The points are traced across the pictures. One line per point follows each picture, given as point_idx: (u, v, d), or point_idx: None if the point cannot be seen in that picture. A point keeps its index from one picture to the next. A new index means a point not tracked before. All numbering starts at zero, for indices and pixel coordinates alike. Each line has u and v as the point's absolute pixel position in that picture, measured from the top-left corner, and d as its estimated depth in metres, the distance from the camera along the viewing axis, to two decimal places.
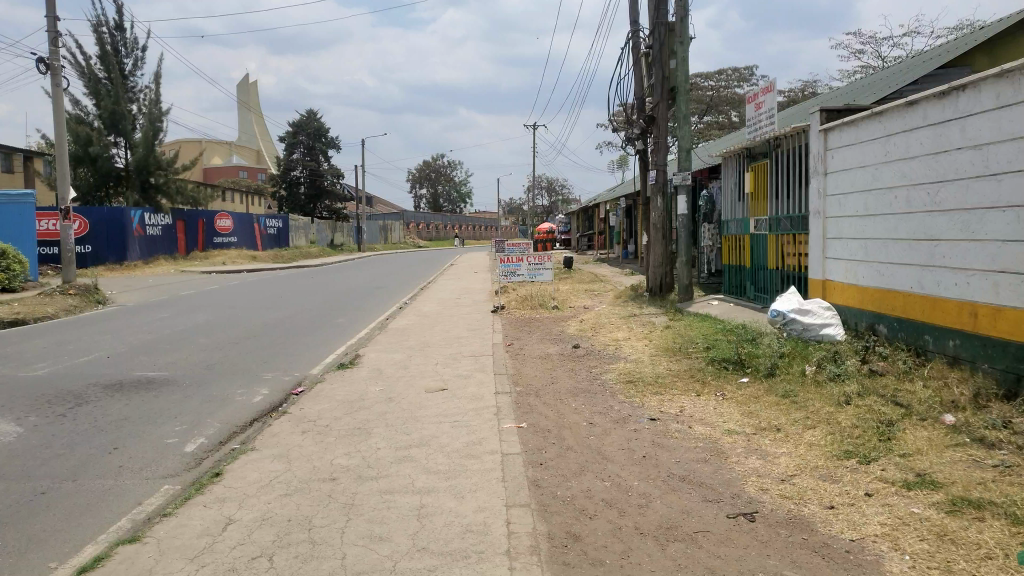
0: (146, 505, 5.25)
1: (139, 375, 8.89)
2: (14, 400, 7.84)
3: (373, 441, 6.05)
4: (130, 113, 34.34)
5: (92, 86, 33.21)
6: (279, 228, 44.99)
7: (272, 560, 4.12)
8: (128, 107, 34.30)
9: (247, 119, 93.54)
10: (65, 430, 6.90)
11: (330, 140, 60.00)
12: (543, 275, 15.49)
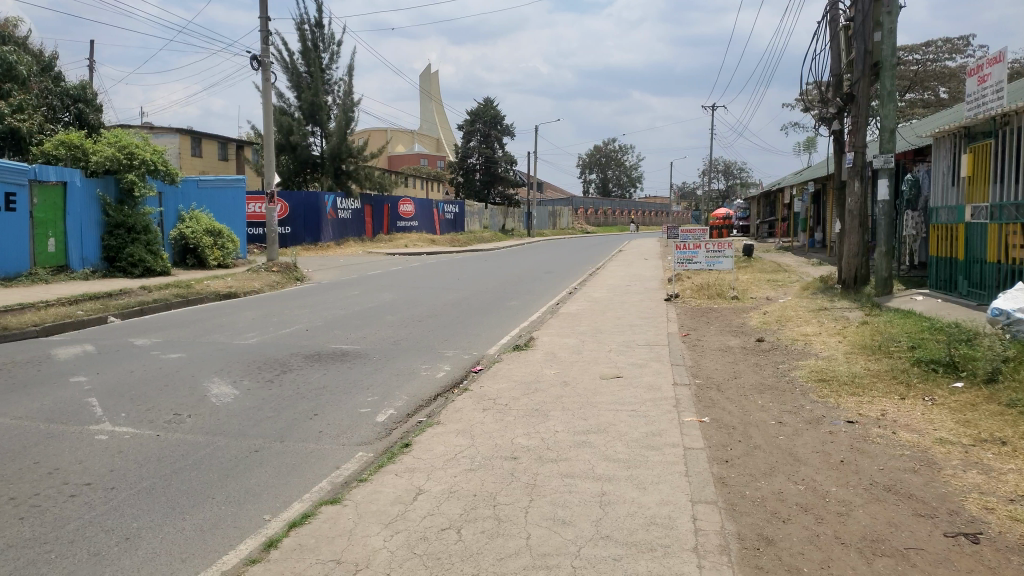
0: (343, 470, 5.64)
1: (334, 348, 9.55)
2: (231, 364, 8.70)
3: (551, 423, 6.09)
4: (326, 105, 36.93)
5: (295, 80, 36.04)
6: (456, 213, 46.71)
7: (461, 533, 4.27)
8: (325, 99, 36.89)
9: (427, 108, 97.81)
10: (273, 394, 7.57)
11: (506, 127, 61.37)
12: (722, 263, 14.91)
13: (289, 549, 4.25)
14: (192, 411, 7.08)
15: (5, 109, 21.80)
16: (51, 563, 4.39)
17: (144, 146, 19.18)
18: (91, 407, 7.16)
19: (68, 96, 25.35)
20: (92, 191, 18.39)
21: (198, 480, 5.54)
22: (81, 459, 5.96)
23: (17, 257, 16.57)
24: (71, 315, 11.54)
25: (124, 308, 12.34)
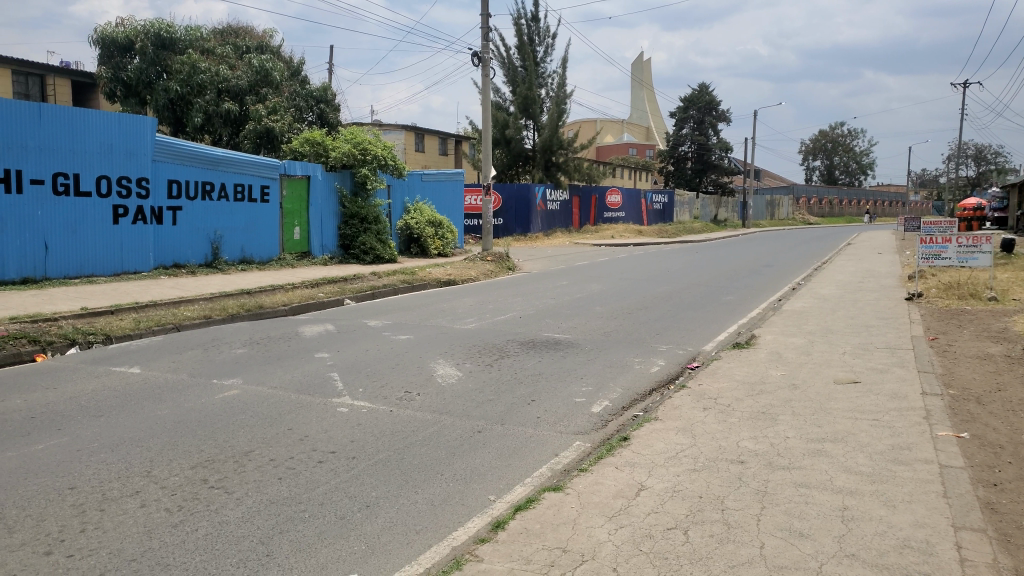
0: (562, 458, 5.68)
1: (548, 336, 9.69)
2: (454, 348, 9.13)
3: (781, 428, 5.72)
4: (540, 98, 37.81)
5: (511, 75, 37.31)
6: (665, 204, 45.91)
7: (688, 535, 4.12)
8: (538, 92, 37.76)
9: (639, 97, 97.10)
10: (492, 378, 7.83)
11: (721, 113, 59.28)
12: (977, 259, 13.23)
13: (516, 532, 4.35)
14: (420, 390, 7.50)
15: (262, 112, 24.60)
16: (305, 522, 4.85)
17: (376, 142, 20.71)
18: (333, 381, 7.84)
19: (312, 98, 28.00)
20: (332, 184, 20.22)
21: (428, 457, 5.84)
22: (327, 428, 6.52)
23: (269, 243, 18.67)
24: (314, 296, 12.76)
25: (358, 292, 13.43)
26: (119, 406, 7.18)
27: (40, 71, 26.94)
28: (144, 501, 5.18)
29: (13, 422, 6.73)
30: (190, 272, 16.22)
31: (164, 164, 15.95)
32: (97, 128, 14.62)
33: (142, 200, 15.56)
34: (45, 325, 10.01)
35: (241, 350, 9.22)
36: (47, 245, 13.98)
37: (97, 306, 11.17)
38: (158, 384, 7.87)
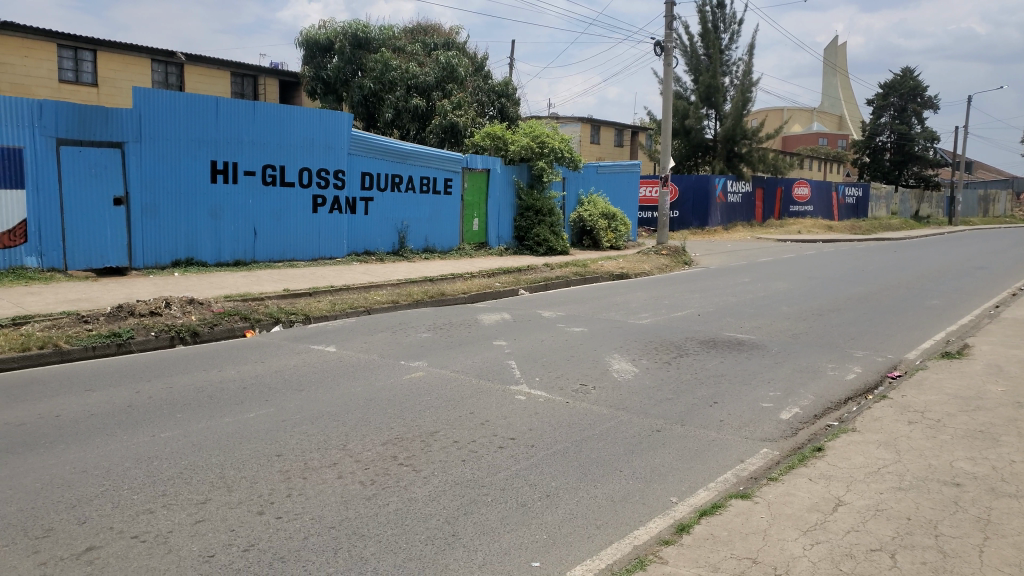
0: (748, 464, 5.44)
1: (730, 336, 9.32)
2: (630, 343, 9.01)
3: (1004, 451, 5.13)
4: (723, 86, 36.51)
5: (694, 64, 36.39)
6: (858, 197, 42.87)
7: (896, 559, 3.80)
8: (722, 80, 36.46)
9: (832, 84, 91.23)
10: (671, 376, 7.65)
11: (927, 100, 54.38)
12: None
13: (702, 537, 4.20)
14: (596, 383, 7.47)
15: (447, 107, 25.57)
16: (488, 506, 4.97)
17: (554, 134, 20.88)
18: (511, 369, 8.00)
19: (494, 92, 28.65)
20: (510, 177, 20.69)
21: (607, 452, 5.80)
22: (506, 415, 6.66)
23: (450, 234, 19.44)
24: (491, 286, 13.10)
25: (532, 282, 13.63)
26: (317, 381, 7.76)
27: (254, 73, 29.65)
28: (341, 472, 5.54)
29: (230, 390, 7.48)
30: (378, 259, 17.24)
31: (359, 157, 17.01)
32: (302, 124, 15.84)
33: (338, 191, 16.71)
34: (254, 303, 11.02)
35: (425, 334, 9.64)
36: (257, 232, 15.39)
37: (298, 289, 12.13)
38: (351, 363, 8.41)
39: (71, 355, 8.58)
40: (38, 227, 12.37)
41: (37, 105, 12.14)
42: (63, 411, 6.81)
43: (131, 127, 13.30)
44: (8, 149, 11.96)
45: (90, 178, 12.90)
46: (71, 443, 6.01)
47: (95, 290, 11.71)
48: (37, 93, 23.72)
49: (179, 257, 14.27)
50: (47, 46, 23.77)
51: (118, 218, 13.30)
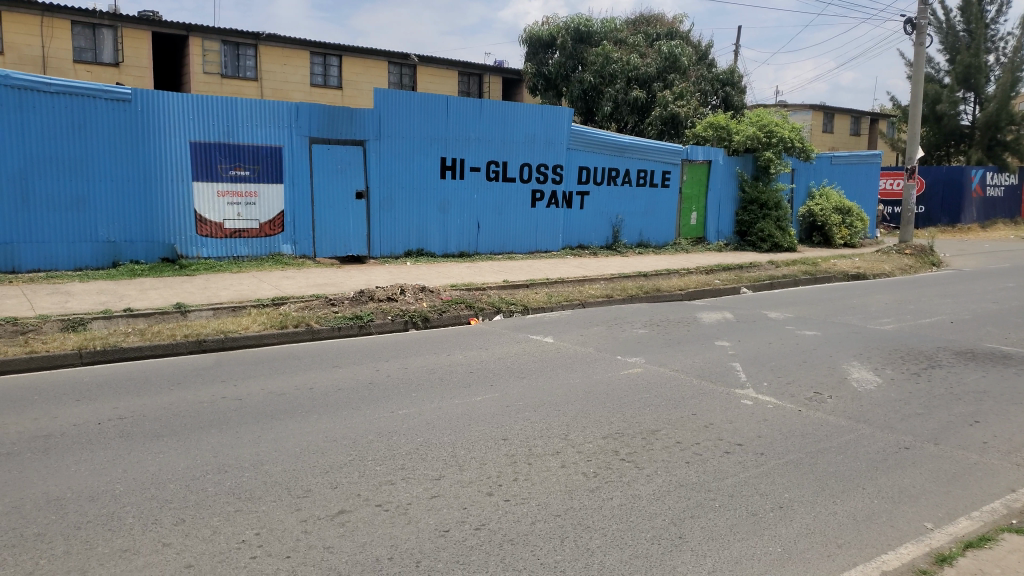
0: (1021, 496, 4.78)
1: (992, 348, 8.27)
2: (871, 350, 8.29)
3: None
4: (987, 66, 32.50)
5: (951, 42, 32.81)
6: None
7: None
8: (986, 59, 32.48)
9: None
10: (921, 389, 6.93)
11: None
12: None
13: None
14: (833, 392, 6.94)
15: (668, 98, 25.18)
16: (716, 511, 4.79)
17: (783, 123, 19.75)
18: (736, 371, 7.68)
19: (719, 81, 27.73)
20: (732, 169, 19.92)
21: (847, 466, 5.36)
22: (732, 419, 6.39)
23: (665, 228, 19.15)
24: (710, 282, 12.69)
25: (755, 281, 12.99)
26: (539, 371, 7.95)
27: (479, 71, 31.04)
28: (564, 461, 5.60)
29: (458, 373, 7.89)
30: (592, 252, 17.38)
31: (577, 152, 17.21)
32: (524, 120, 16.29)
33: (556, 185, 17.04)
34: (477, 293, 11.52)
35: (642, 330, 9.53)
36: (479, 224, 16.12)
37: (517, 280, 12.52)
38: (571, 355, 8.52)
39: (321, 335, 9.51)
40: (293, 218, 13.83)
41: (295, 108, 13.54)
42: (316, 384, 7.56)
43: (372, 126, 14.43)
44: (271, 148, 13.48)
45: (336, 174, 14.21)
46: (322, 413, 6.65)
47: (339, 275, 12.87)
48: (293, 97, 26.57)
49: (410, 248, 15.29)
50: (302, 54, 26.52)
51: (359, 210, 14.52)
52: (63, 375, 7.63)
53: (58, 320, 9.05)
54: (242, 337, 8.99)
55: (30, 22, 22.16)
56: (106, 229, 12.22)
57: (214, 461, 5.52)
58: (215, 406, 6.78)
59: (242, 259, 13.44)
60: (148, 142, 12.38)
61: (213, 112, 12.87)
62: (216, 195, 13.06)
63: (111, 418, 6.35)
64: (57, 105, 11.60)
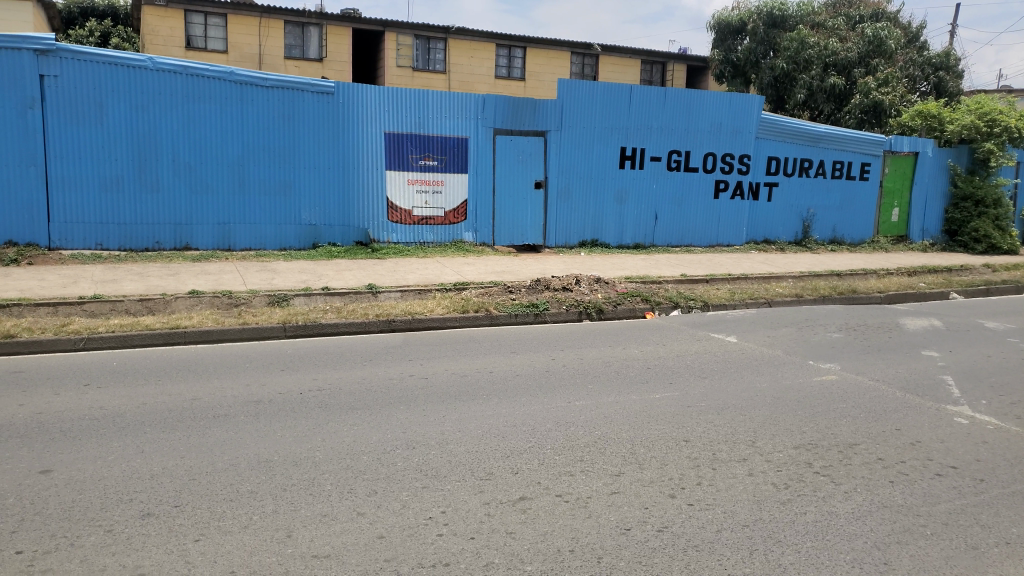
0: None
1: None
2: None
3: None
4: None
5: None
6: None
7: None
8: None
9: None
10: None
11: None
12: None
13: None
14: None
15: (871, 84, 23.33)
16: (928, 539, 4.33)
17: (1009, 110, 17.68)
18: (949, 386, 6.95)
19: (930, 66, 25.26)
20: (943, 161, 18.13)
21: None
22: (944, 438, 5.77)
23: (860, 225, 17.80)
24: (914, 286, 11.61)
25: (968, 286, 11.72)
26: (722, 371, 7.62)
27: (663, 60, 30.44)
28: (752, 470, 5.31)
29: (636, 368, 7.73)
30: (779, 248, 16.49)
31: (766, 142, 16.37)
32: (710, 108, 15.73)
33: (742, 177, 16.32)
34: (654, 286, 11.26)
35: (836, 335, 8.87)
36: (658, 216, 15.79)
37: (696, 274, 12.11)
38: (756, 356, 8.11)
39: (499, 320, 9.68)
40: (475, 207, 14.23)
41: (481, 99, 13.90)
42: (496, 368, 7.70)
43: (555, 117, 14.51)
44: (457, 139, 13.93)
45: (518, 164, 14.45)
46: (502, 398, 6.76)
47: (517, 264, 13.07)
48: (478, 88, 27.38)
49: (586, 238, 15.25)
50: (489, 46, 27.22)
51: (538, 200, 14.69)
52: (268, 346, 8.31)
53: (265, 295, 9.87)
54: (427, 319, 9.36)
55: (249, 22, 24.39)
56: (308, 213, 13.17)
57: (402, 436, 5.77)
58: (402, 383, 7.10)
59: (427, 245, 14.01)
60: (347, 132, 13.18)
61: (406, 105, 13.47)
62: (406, 183, 13.70)
63: (311, 390, 6.82)
64: (270, 99, 12.65)
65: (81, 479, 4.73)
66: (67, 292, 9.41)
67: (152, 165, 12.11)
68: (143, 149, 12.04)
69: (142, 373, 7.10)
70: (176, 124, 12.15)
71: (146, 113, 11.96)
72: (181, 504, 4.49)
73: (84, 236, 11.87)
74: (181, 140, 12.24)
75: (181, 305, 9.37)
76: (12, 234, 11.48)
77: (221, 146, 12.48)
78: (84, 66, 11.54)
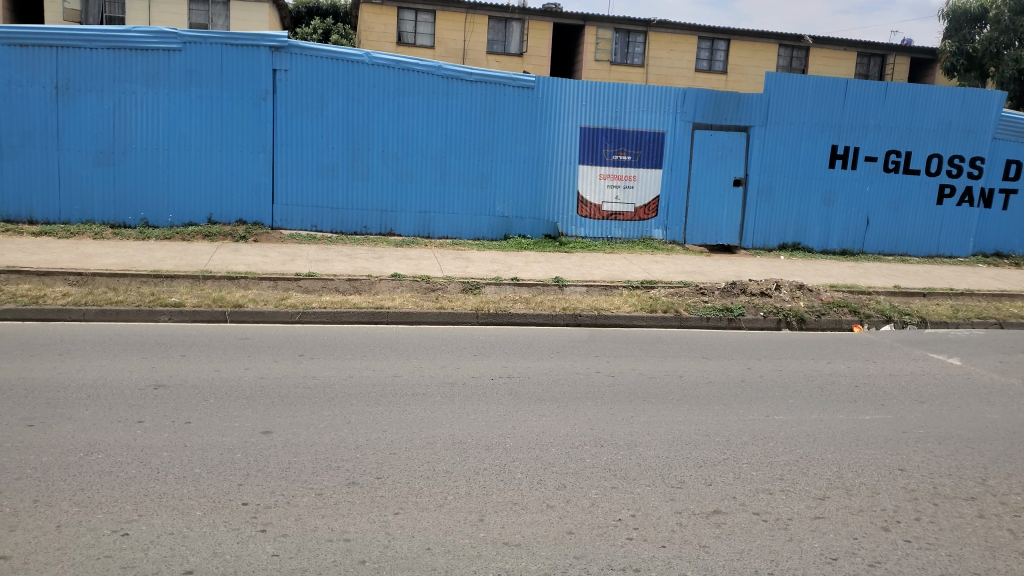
0: None
1: None
2: None
3: None
4: None
5: None
6: None
7: None
8: None
9: None
10: None
11: None
12: None
13: None
14: None
15: None
16: None
17: None
18: None
19: None
20: None
21: None
22: None
23: None
24: None
25: None
26: (944, 397, 6.85)
27: (883, 52, 28.25)
28: (983, 511, 4.71)
29: (841, 386, 7.14)
30: (1013, 262, 14.69)
31: (1005, 143, 14.65)
32: (939, 105, 14.31)
33: (973, 181, 14.69)
34: (863, 297, 10.40)
35: None
36: (869, 221, 14.59)
37: (911, 287, 11.03)
38: (986, 382, 7.23)
39: (689, 323, 9.36)
40: (668, 203, 13.89)
41: (681, 93, 13.54)
42: (687, 372, 7.44)
43: (759, 112, 13.83)
44: (654, 133, 13.64)
45: (716, 160, 13.92)
46: (693, 404, 6.51)
47: (709, 264, 12.60)
48: (676, 83, 26.78)
49: (786, 241, 14.40)
50: (690, 39, 26.53)
51: (736, 199, 14.06)
52: (461, 331, 8.58)
53: (459, 282, 10.22)
54: (615, 316, 9.24)
55: (456, 19, 25.44)
56: (502, 205, 13.49)
57: (591, 433, 5.71)
58: (591, 379, 7.04)
59: (615, 241, 13.89)
60: (544, 127, 13.33)
61: (604, 98, 13.40)
62: (598, 177, 13.64)
63: (501, 376, 6.95)
64: (473, 93, 13.07)
65: (296, 443, 5.10)
66: (286, 269, 10.27)
67: (364, 154, 12.94)
68: (357, 139, 12.89)
69: (349, 348, 7.58)
70: (386, 117, 12.88)
71: (361, 105, 12.78)
72: (383, 477, 4.71)
73: (302, 218, 12.93)
74: (391, 131, 12.95)
75: (383, 287, 9.92)
76: (242, 214, 12.75)
77: (426, 137, 13.07)
78: (311, 62, 12.53)
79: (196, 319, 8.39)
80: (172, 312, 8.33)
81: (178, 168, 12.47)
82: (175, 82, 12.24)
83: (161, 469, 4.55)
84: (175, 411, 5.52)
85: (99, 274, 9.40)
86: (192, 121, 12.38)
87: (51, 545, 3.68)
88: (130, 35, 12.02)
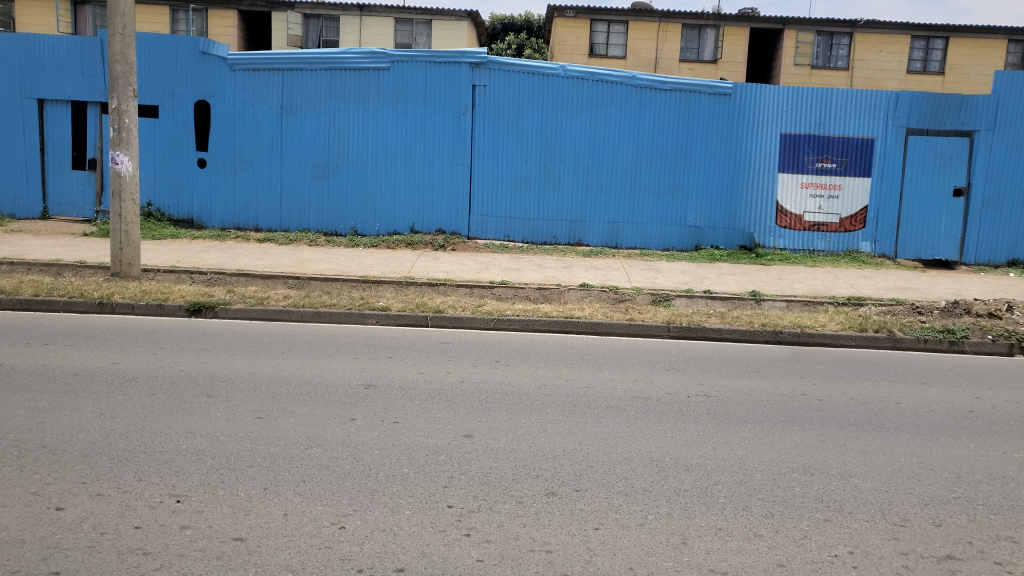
0: None
1: None
2: None
3: None
4: None
5: None
6: None
7: None
8: None
9: None
10: None
11: None
12: None
13: None
14: None
15: None
16: None
17: None
18: None
19: None
20: None
21: None
22: None
23: None
24: None
25: None
26: None
27: None
28: None
29: None
30: None
31: None
32: None
33: None
34: None
35: None
36: None
37: None
38: None
39: (904, 344, 8.56)
40: (877, 214, 12.85)
41: (895, 95, 12.53)
42: (905, 400, 6.76)
43: (987, 115, 12.53)
44: (863, 139, 12.70)
45: (934, 168, 12.71)
46: (916, 435, 5.92)
47: (924, 280, 11.49)
48: (886, 86, 24.84)
49: (1017, 257, 12.86)
50: (903, 38, 24.57)
51: (957, 210, 12.74)
52: (653, 344, 8.41)
53: (648, 293, 10.06)
54: (820, 334, 8.65)
55: (649, 28, 25.26)
56: (694, 215, 13.13)
57: (799, 460, 5.34)
58: (796, 402, 6.61)
59: (817, 253, 13.05)
60: (740, 134, 12.82)
61: (807, 104, 12.68)
62: (799, 187, 12.91)
63: (698, 395, 6.69)
64: (666, 102, 12.86)
65: (496, 448, 5.21)
66: (481, 277, 10.61)
67: (556, 166, 13.12)
68: (549, 151, 13.09)
69: (542, 357, 7.66)
70: (578, 128, 12.98)
71: (554, 117, 12.97)
72: (581, 489, 4.68)
73: (495, 228, 13.33)
74: (583, 142, 13.03)
75: (572, 297, 9.97)
76: (440, 224, 13.35)
77: (618, 148, 13.02)
78: (508, 76, 12.91)
79: (400, 322, 8.86)
80: (378, 316, 8.87)
81: (384, 180, 13.29)
82: (383, 99, 13.08)
83: (373, 466, 4.82)
84: (384, 411, 5.84)
85: (314, 278, 10.21)
86: (398, 137, 13.17)
87: (280, 531, 3.99)
88: (346, 57, 13.00)
